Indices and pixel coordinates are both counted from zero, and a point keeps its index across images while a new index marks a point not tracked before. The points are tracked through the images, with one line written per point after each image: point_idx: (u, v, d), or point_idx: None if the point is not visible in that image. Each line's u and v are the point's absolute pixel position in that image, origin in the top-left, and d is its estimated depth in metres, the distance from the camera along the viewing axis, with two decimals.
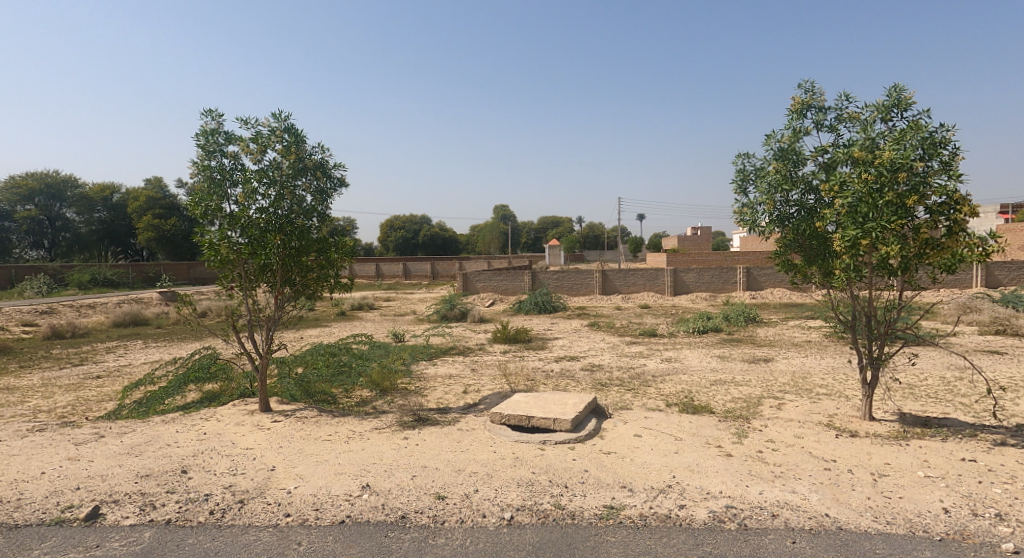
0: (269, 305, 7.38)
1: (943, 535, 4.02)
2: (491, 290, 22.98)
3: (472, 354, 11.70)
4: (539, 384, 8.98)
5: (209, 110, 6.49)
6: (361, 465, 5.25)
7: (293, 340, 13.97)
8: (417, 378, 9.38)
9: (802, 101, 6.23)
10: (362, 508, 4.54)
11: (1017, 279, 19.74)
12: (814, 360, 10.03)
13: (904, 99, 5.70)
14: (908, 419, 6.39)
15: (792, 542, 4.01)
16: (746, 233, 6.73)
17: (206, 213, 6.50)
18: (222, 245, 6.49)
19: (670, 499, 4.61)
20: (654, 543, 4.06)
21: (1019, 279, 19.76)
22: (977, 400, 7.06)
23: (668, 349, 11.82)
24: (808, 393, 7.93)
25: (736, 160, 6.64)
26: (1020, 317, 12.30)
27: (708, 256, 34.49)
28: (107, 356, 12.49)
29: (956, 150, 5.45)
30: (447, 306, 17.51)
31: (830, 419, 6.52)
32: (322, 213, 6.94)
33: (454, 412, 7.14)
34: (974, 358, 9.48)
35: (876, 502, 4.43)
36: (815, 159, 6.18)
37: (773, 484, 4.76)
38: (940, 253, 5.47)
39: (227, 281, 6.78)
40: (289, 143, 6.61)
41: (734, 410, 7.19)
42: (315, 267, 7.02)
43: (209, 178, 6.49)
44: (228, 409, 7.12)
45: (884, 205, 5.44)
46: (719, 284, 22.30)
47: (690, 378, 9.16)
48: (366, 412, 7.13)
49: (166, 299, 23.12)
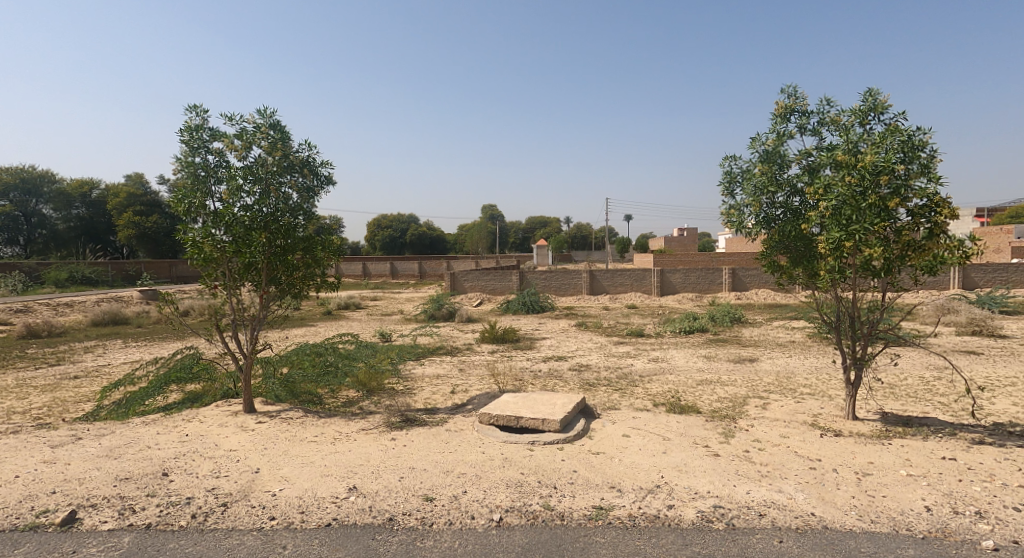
0: (253, 305, 7.35)
1: (926, 533, 4.10)
2: (479, 289, 23.03)
3: (461, 354, 11.72)
4: (528, 384, 9.04)
5: (193, 106, 6.42)
6: (347, 466, 5.26)
7: (278, 340, 13.91)
8: (404, 377, 9.38)
9: (785, 105, 6.30)
10: (349, 510, 4.55)
11: (993, 281, 20.13)
12: (798, 360, 10.18)
13: (881, 104, 5.78)
14: (888, 418, 6.50)
15: (779, 541, 4.07)
16: (733, 235, 6.80)
17: (189, 210, 6.47)
18: (205, 243, 6.45)
19: (659, 499, 4.66)
20: (643, 543, 4.11)
21: (995, 282, 20.17)
22: (956, 400, 7.20)
23: (655, 349, 11.91)
24: (793, 393, 8.03)
25: (723, 162, 6.67)
26: (993, 319, 12.55)
27: (694, 257, 34.66)
28: (84, 356, 12.39)
29: (933, 153, 5.54)
30: (435, 307, 17.57)
31: (815, 418, 6.61)
32: (308, 211, 6.93)
33: (440, 413, 7.10)
34: (950, 359, 9.68)
35: (861, 501, 4.50)
36: (799, 162, 6.25)
37: (760, 483, 4.83)
38: (921, 255, 5.56)
39: (209, 280, 6.74)
40: (274, 140, 6.59)
41: (721, 410, 7.28)
42: (301, 266, 6.98)
43: (193, 174, 6.46)
44: (210, 410, 7.08)
45: (867, 208, 5.53)
46: (705, 285, 22.45)
47: (678, 378, 9.27)
48: (352, 413, 7.11)
49: (146, 297, 22.95)
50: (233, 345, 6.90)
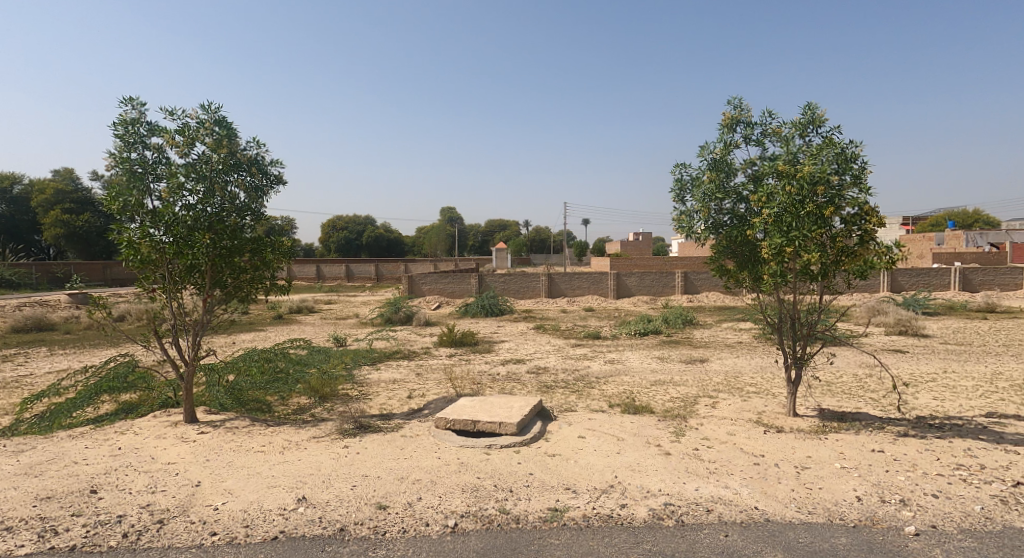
0: (195, 309, 7.18)
1: (856, 521, 4.33)
2: (437, 292, 22.99)
3: (418, 358, 11.70)
4: (486, 387, 9.10)
5: (128, 98, 6.20)
6: (297, 477, 5.23)
7: (224, 346, 13.60)
8: (359, 383, 9.34)
9: (731, 117, 6.54)
10: (298, 522, 4.54)
11: (915, 285, 21.12)
12: (745, 360, 10.53)
13: (818, 117, 6.07)
14: (825, 414, 6.81)
15: (725, 536, 4.24)
16: (683, 239, 7.01)
17: (124, 209, 6.27)
18: (143, 243, 6.29)
19: (612, 498, 4.80)
20: (596, 543, 4.23)
21: (917, 285, 21.16)
22: (885, 395, 7.61)
23: (611, 351, 12.13)
24: (740, 392, 8.32)
25: (673, 170, 6.87)
26: (916, 321, 13.23)
27: (648, 260, 35.32)
28: (6, 366, 11.85)
29: (865, 165, 5.85)
30: (392, 310, 17.50)
31: (759, 416, 6.87)
32: (256, 211, 6.85)
33: (396, 419, 7.11)
34: (880, 357, 10.19)
35: (800, 493, 4.72)
36: (744, 171, 6.50)
37: (708, 480, 5.01)
38: (853, 260, 5.86)
39: (147, 282, 6.59)
40: (219, 137, 6.48)
41: (673, 410, 7.48)
42: (249, 268, 6.90)
43: (129, 171, 6.29)
44: (147, 421, 6.90)
45: (805, 216, 5.80)
46: (659, 288, 22.93)
47: (632, 379, 9.48)
48: (304, 421, 7.06)
49: (75, 301, 22.09)
50: (173, 351, 6.75)
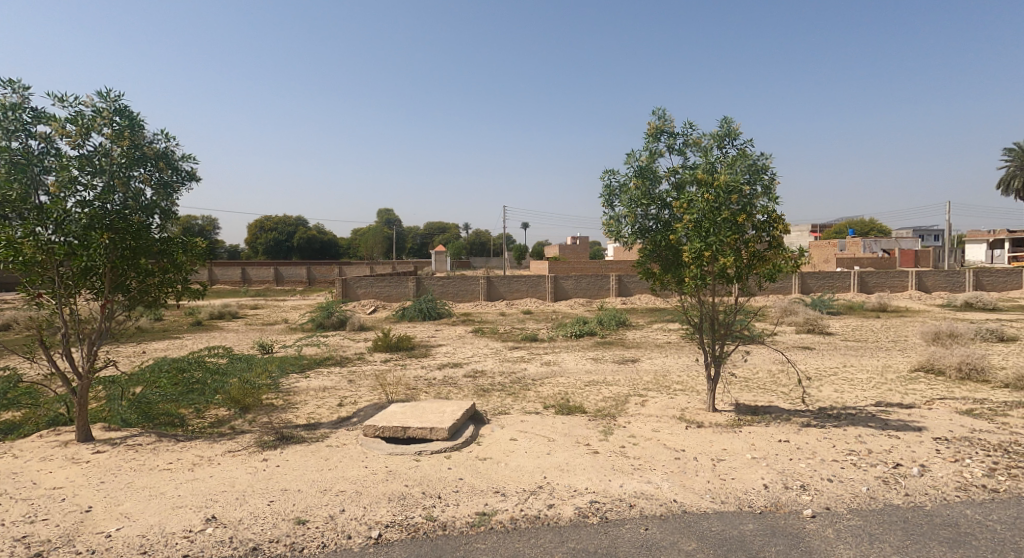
0: (92, 318, 6.85)
1: (763, 508, 4.53)
2: (373, 296, 22.65)
3: (351, 364, 11.47)
4: (420, 393, 9.03)
5: (9, 82, 5.77)
6: (208, 495, 5.03)
7: (132, 356, 12.90)
8: (286, 392, 9.08)
9: (656, 126, 6.73)
10: (205, 543, 4.37)
11: (822, 287, 22.30)
12: (672, 359, 10.86)
13: (734, 130, 6.32)
14: (741, 408, 7.09)
15: (645, 529, 4.35)
16: (612, 244, 7.14)
17: (6, 205, 5.88)
18: (26, 243, 5.84)
19: (540, 499, 4.84)
20: (521, 545, 4.25)
21: (823, 287, 22.31)
22: (795, 389, 8.00)
23: (547, 353, 12.24)
24: (667, 390, 8.55)
25: (602, 176, 7.00)
26: (823, 320, 13.96)
27: (585, 262, 35.88)
28: None
29: (775, 177, 6.14)
30: (324, 315, 17.13)
31: (682, 412, 7.09)
32: (165, 210, 6.57)
33: (323, 428, 6.96)
34: (791, 354, 10.71)
35: (714, 484, 4.90)
36: (668, 179, 6.69)
37: (632, 476, 5.13)
38: (764, 265, 6.14)
39: (33, 287, 6.20)
40: (120, 128, 6.14)
41: (604, 409, 7.61)
42: (156, 271, 6.60)
43: (11, 162, 5.86)
44: (32, 442, 6.44)
45: (721, 223, 6.03)
46: (594, 290, 23.35)
47: (566, 380, 9.60)
48: (220, 434, 6.81)
49: None
50: (64, 363, 6.36)
